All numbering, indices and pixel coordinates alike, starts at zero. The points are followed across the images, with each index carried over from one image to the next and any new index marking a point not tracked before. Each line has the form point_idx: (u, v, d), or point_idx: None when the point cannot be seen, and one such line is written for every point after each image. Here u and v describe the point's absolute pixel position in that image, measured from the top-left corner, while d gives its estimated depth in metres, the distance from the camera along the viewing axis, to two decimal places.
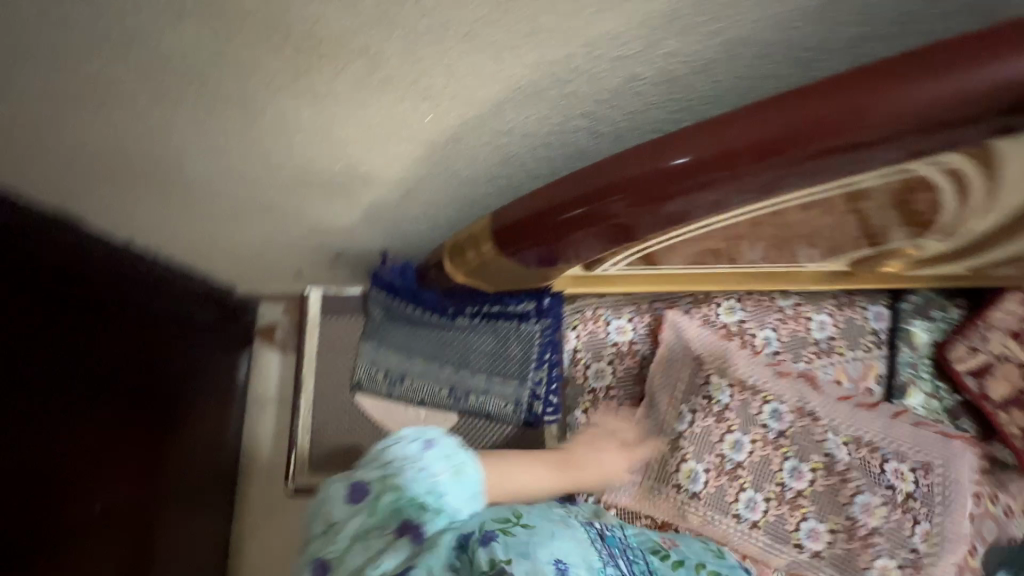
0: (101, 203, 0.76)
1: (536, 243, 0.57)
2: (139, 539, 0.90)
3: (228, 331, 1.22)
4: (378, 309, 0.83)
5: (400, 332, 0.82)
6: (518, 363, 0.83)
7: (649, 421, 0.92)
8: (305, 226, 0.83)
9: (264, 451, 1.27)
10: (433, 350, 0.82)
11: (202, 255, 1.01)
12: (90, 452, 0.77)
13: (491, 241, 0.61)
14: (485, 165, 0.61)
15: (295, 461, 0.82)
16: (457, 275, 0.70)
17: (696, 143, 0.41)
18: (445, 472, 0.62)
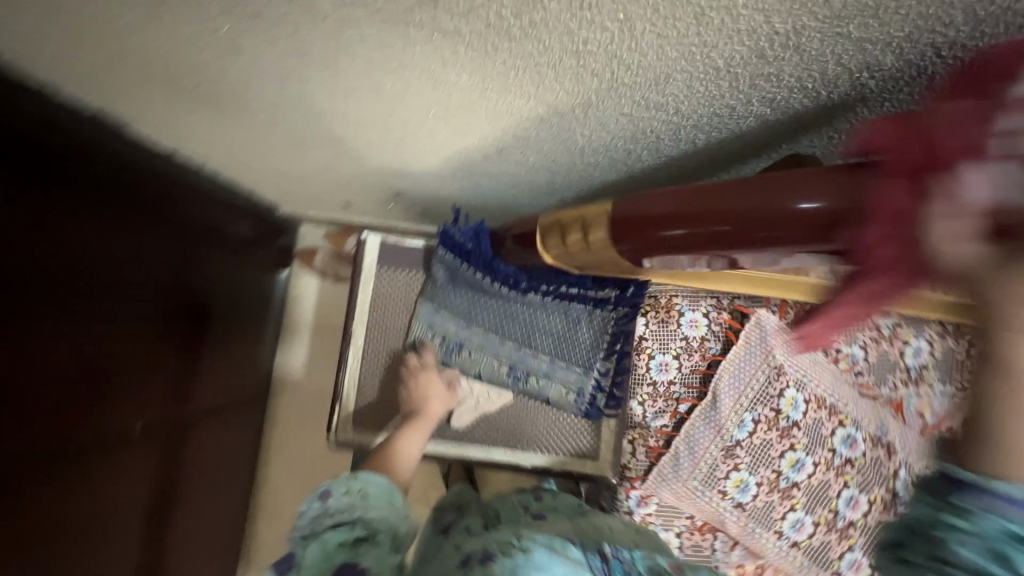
0: (145, 112, 0.66)
1: (644, 250, 0.47)
2: (168, 456, 0.89)
3: (268, 251, 1.16)
4: (441, 271, 0.74)
5: (463, 297, 0.75)
6: (586, 349, 0.76)
7: (706, 422, 0.83)
8: (369, 163, 0.73)
9: (298, 373, 1.28)
10: (496, 322, 0.75)
11: (249, 172, 0.92)
12: (125, 370, 0.75)
13: (607, 232, 0.50)
14: (611, 134, 0.50)
15: (338, 416, 0.77)
16: (547, 257, 0.61)
17: (832, 188, 0.33)
18: (354, 495, 0.56)
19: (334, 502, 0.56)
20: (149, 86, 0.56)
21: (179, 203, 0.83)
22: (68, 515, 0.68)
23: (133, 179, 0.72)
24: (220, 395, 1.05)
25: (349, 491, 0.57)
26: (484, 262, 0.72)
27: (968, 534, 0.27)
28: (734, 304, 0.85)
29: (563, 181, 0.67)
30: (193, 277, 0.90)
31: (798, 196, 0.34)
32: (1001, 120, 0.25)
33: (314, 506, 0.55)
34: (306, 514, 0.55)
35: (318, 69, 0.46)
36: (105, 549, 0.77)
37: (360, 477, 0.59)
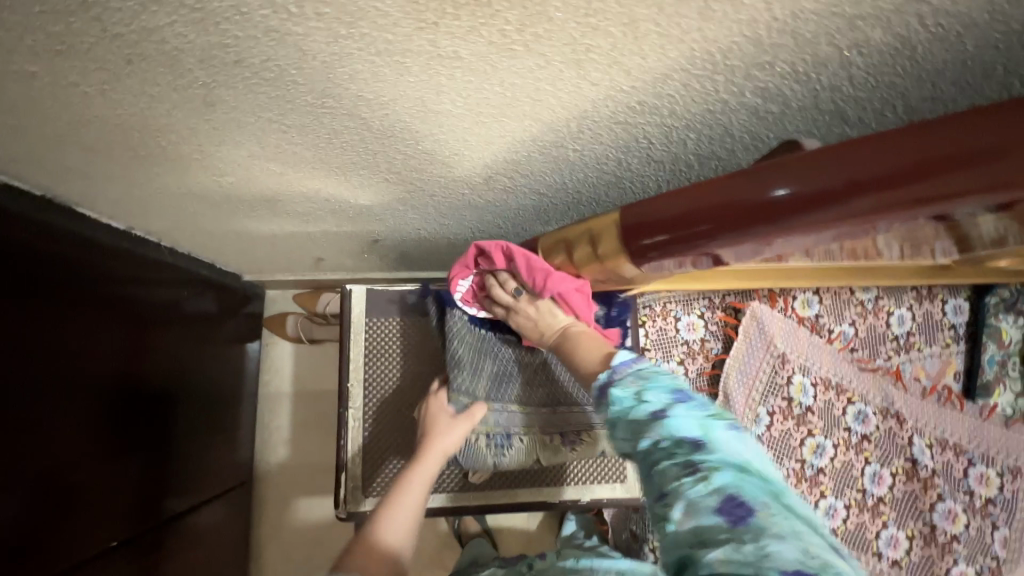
0: (98, 189, 0.61)
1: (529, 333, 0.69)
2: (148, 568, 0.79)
3: (237, 322, 1.09)
4: (461, 344, 0.71)
5: (488, 374, 0.72)
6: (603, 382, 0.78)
7: None
8: (348, 211, 0.70)
9: (282, 449, 1.19)
10: (522, 378, 0.75)
11: (211, 241, 0.87)
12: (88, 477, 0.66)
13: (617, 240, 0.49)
14: (604, 147, 0.51)
15: (347, 484, 0.73)
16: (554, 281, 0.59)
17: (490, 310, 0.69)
18: None
19: None
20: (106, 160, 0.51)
21: (138, 283, 0.76)
22: None
23: (87, 263, 0.66)
24: (201, 489, 0.95)
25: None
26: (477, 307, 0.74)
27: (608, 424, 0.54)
28: (726, 301, 0.87)
29: (551, 202, 0.67)
30: (162, 361, 0.82)
31: (775, 186, 0.39)
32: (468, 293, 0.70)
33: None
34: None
35: (303, 113, 0.44)
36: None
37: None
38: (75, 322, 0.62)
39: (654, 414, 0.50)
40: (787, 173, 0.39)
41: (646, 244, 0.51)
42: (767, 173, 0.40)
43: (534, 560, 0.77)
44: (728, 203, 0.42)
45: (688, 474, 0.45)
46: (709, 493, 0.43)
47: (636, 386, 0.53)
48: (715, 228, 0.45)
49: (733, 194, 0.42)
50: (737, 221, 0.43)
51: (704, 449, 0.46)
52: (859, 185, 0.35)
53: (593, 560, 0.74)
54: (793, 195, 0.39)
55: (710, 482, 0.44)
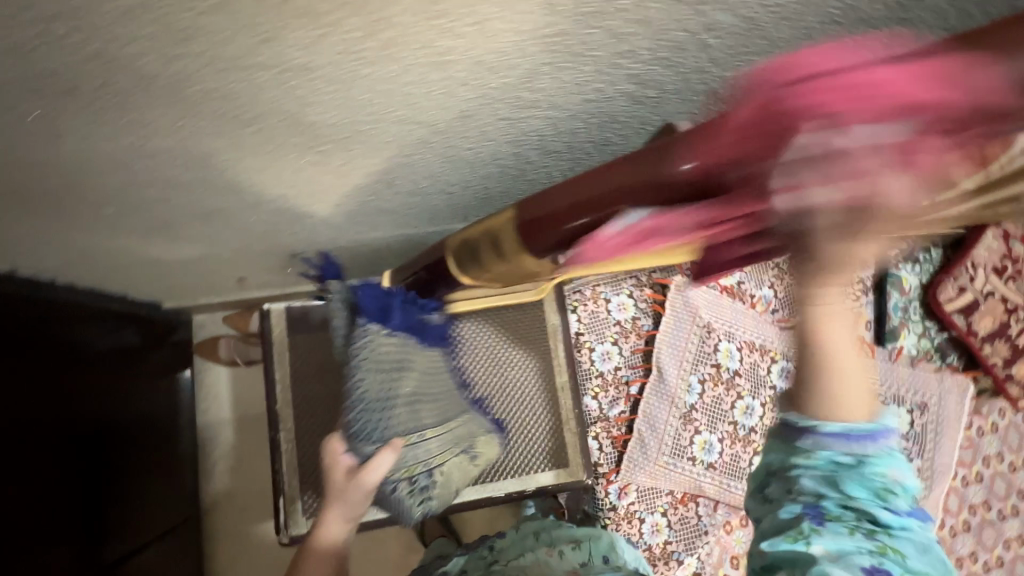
0: None
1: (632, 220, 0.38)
2: None
3: (163, 353, 1.04)
4: (369, 377, 0.57)
5: (396, 403, 0.58)
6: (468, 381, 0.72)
7: (659, 394, 0.85)
8: (254, 228, 0.67)
9: (230, 476, 1.15)
10: (434, 388, 0.63)
11: (115, 272, 0.81)
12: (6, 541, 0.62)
13: (513, 236, 0.48)
14: (497, 142, 0.51)
15: (285, 507, 0.71)
16: (463, 279, 0.58)
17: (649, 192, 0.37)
18: None
19: None
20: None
21: (59, 326, 0.74)
22: None
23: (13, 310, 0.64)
24: (145, 530, 0.92)
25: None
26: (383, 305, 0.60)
27: (807, 465, 0.40)
28: (653, 278, 0.89)
29: (463, 198, 0.66)
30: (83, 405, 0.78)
31: (676, 160, 0.34)
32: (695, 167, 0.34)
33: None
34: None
35: (167, 136, 0.41)
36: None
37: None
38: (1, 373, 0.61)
39: (882, 505, 0.40)
40: (686, 146, 0.34)
41: (572, 228, 0.43)
42: (670, 145, 0.35)
43: (496, 538, 0.79)
44: (637, 182, 0.37)
45: (867, 542, 0.39)
46: (874, 557, 0.39)
47: (893, 476, 0.39)
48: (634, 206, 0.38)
49: (641, 172, 0.37)
50: (655, 200, 0.37)
51: (899, 532, 0.40)
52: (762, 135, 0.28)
53: (551, 533, 0.77)
54: (692, 169, 0.34)
55: (880, 558, 0.39)
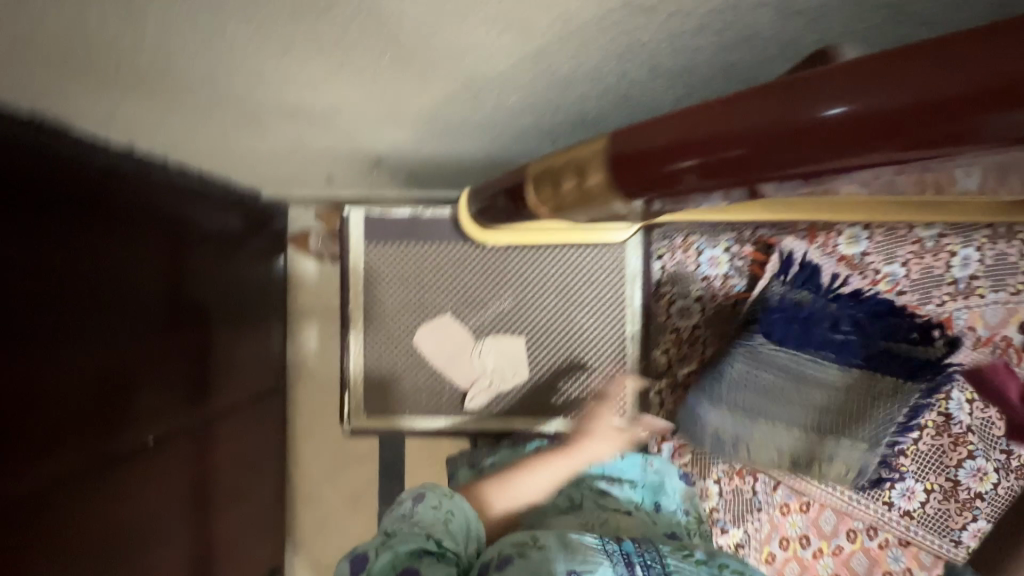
0: (91, 112, 0.59)
1: (743, 151, 0.30)
2: (200, 445, 0.89)
3: (262, 238, 1.12)
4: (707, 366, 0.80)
5: (808, 410, 0.74)
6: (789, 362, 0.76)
7: (758, 364, 0.76)
8: (338, 131, 0.66)
9: (312, 358, 1.25)
10: (770, 395, 0.75)
11: (222, 159, 0.85)
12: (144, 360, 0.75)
13: (608, 168, 0.41)
14: (598, 59, 0.44)
15: (351, 402, 0.78)
16: (544, 208, 0.53)
17: (849, 91, 0.25)
18: (435, 523, 0.58)
19: (425, 509, 0.60)
20: (27, 85, 0.50)
21: (172, 210, 0.81)
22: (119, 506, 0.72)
23: (65, 171, 0.62)
24: (185, 429, 0.85)
25: (440, 507, 0.61)
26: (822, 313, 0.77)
27: None
28: (757, 236, 0.80)
29: (553, 121, 0.60)
30: (129, 301, 0.71)
31: (823, 102, 0.25)
32: (928, 130, 0.22)
33: (407, 505, 0.62)
34: (400, 509, 0.62)
35: (246, 20, 0.38)
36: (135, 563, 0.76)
37: (454, 499, 0.63)
38: (64, 234, 0.61)
39: None
40: (849, 80, 0.25)
41: (664, 170, 0.36)
42: (820, 78, 0.26)
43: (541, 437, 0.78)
44: (766, 122, 0.28)
45: None
46: None
47: None
48: (750, 156, 0.30)
49: (772, 110, 0.28)
50: (777, 155, 0.28)
51: None
52: (964, 99, 0.21)
53: (604, 463, 0.73)
54: (850, 117, 0.25)
55: None
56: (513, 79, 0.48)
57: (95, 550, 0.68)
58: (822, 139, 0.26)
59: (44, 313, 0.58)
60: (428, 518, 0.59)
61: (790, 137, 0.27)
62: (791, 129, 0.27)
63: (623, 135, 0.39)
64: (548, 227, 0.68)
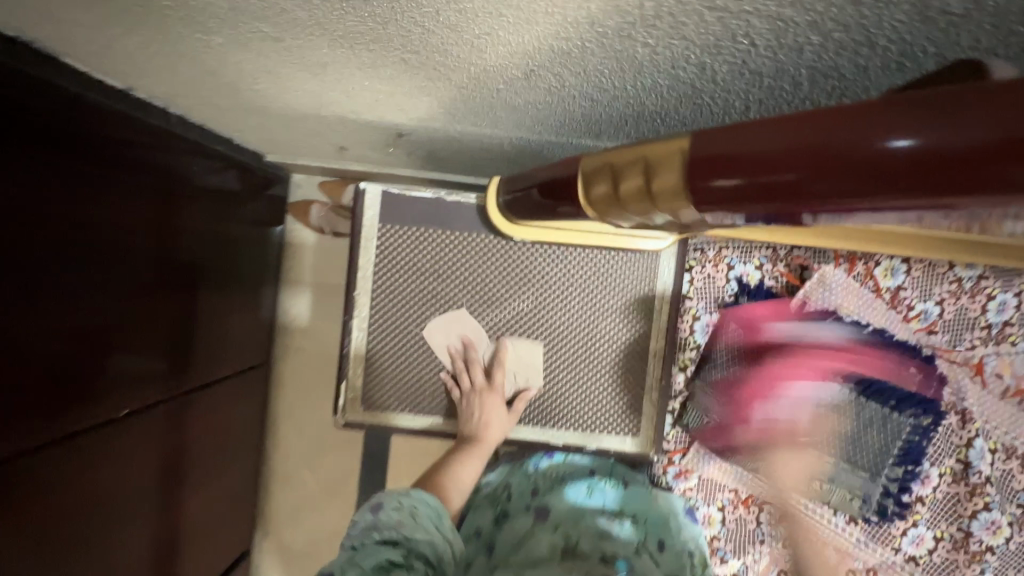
0: (88, 44, 0.52)
1: (801, 173, 0.29)
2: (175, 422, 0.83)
3: (260, 204, 1.04)
4: (723, 389, 0.75)
5: (827, 438, 0.72)
6: (811, 390, 0.72)
7: (779, 389, 0.72)
8: (363, 98, 0.60)
9: (302, 335, 1.19)
10: (789, 419, 0.73)
11: (228, 115, 0.78)
12: (123, 325, 0.68)
13: (690, 171, 0.36)
14: (685, 46, 0.38)
15: (349, 393, 0.71)
16: (595, 208, 0.48)
17: (925, 122, 0.24)
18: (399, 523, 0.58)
19: (385, 514, 0.59)
20: (13, 3, 0.43)
21: (168, 165, 0.74)
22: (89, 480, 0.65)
23: (49, 107, 0.55)
24: (163, 402, 0.79)
25: (400, 507, 0.60)
26: (859, 346, 0.72)
27: None
28: (792, 258, 0.76)
29: (606, 111, 0.55)
30: (112, 259, 0.64)
31: (898, 131, 0.25)
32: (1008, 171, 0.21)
33: (366, 517, 0.60)
34: (356, 527, 0.59)
35: None
36: (100, 544, 0.69)
37: (412, 495, 0.63)
38: (45, 175, 0.54)
39: None
40: (926, 112, 0.24)
41: (722, 185, 0.34)
42: (895, 105, 0.25)
43: (544, 457, 0.76)
44: (831, 142, 0.28)
45: None
46: None
47: None
48: (804, 180, 0.30)
49: (836, 134, 0.27)
50: (835, 179, 0.28)
51: None
52: None
53: (604, 489, 0.72)
54: (920, 151, 0.24)
55: None
56: (580, 59, 0.42)
57: (59, 527, 0.61)
58: (886, 171, 0.26)
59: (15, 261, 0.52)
60: (394, 519, 0.59)
61: (851, 165, 0.27)
62: (851, 156, 0.27)
63: (699, 137, 0.36)
64: (581, 228, 0.65)
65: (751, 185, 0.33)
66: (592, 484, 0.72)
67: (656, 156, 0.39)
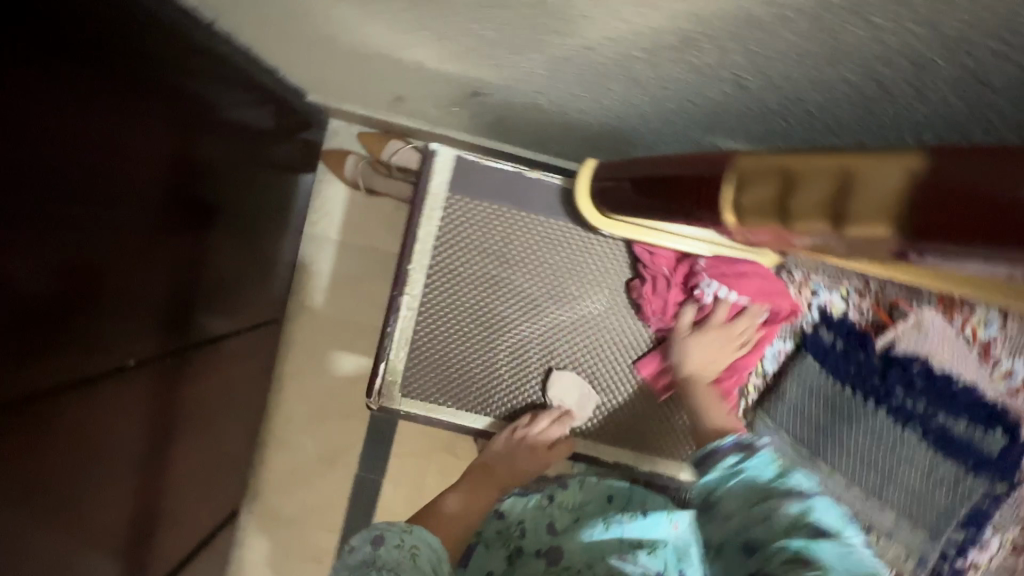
0: None
1: (948, 219, 0.27)
2: (171, 380, 0.74)
3: (294, 147, 0.95)
4: (791, 420, 0.75)
5: (896, 491, 0.67)
6: (886, 438, 0.67)
7: (847, 430, 0.70)
8: (455, 45, 0.51)
9: (318, 294, 1.11)
10: (857, 463, 0.69)
11: (280, 43, 0.69)
12: (123, 269, 0.57)
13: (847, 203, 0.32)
14: (914, 34, 0.31)
15: (384, 380, 0.74)
16: (738, 219, 0.41)
17: None
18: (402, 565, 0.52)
19: (386, 551, 0.53)
20: None
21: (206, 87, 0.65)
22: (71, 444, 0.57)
23: (87, 10, 0.45)
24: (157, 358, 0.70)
25: (403, 544, 0.54)
26: (948, 396, 0.63)
27: None
28: (887, 293, 0.68)
29: (743, 104, 0.47)
30: (126, 190, 0.54)
31: None
32: None
33: (364, 551, 0.53)
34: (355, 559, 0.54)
35: None
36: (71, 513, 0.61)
37: (415, 532, 0.56)
38: (75, 96, 0.45)
39: None
40: None
41: (874, 216, 0.31)
42: None
43: (558, 488, 0.73)
44: (995, 188, 0.25)
45: None
46: None
47: None
48: (940, 229, 0.28)
49: (999, 182, 0.25)
50: (986, 233, 0.26)
51: None
52: None
53: (622, 524, 0.65)
54: None
55: None
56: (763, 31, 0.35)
57: (34, 492, 0.53)
58: None
59: (35, 200, 0.43)
60: (393, 559, 0.53)
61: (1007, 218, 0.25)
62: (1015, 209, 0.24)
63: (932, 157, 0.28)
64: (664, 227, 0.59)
65: (892, 225, 0.30)
66: (607, 518, 0.65)
67: (789, 172, 0.36)
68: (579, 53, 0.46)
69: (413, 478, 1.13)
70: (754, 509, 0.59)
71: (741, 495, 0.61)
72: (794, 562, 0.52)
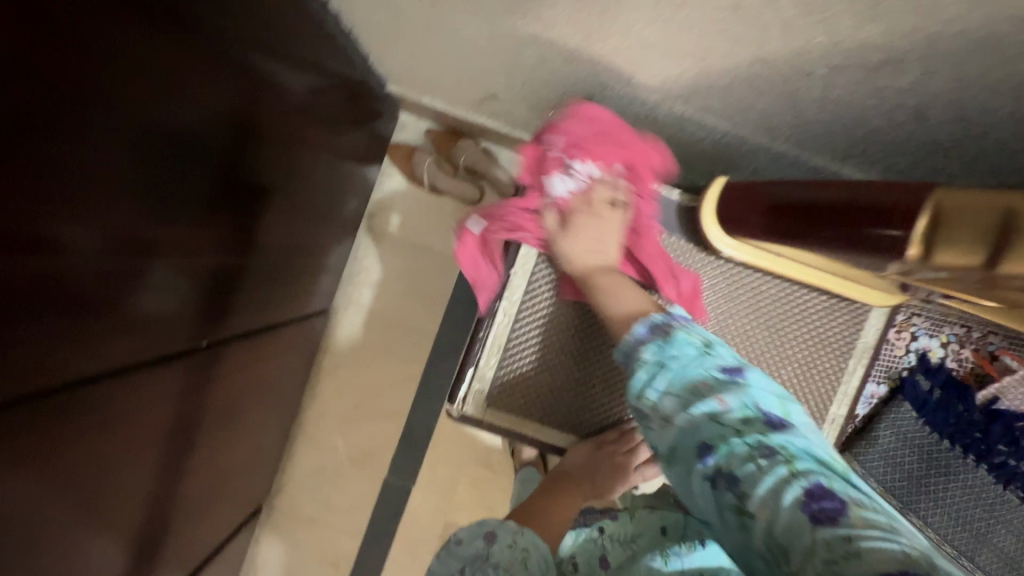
0: None
1: None
2: (230, 367, 0.69)
3: (367, 136, 0.93)
4: (882, 472, 0.71)
5: (993, 556, 0.64)
6: (984, 497, 0.64)
7: (945, 488, 0.67)
8: (600, 46, 0.49)
9: (369, 289, 1.08)
10: (951, 522, 0.66)
11: (388, 27, 0.67)
12: (184, 251, 0.51)
13: None
14: None
15: (472, 390, 0.74)
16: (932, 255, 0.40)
17: None
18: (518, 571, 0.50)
19: (499, 550, 0.52)
20: None
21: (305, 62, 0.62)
22: (129, 434, 0.52)
23: None
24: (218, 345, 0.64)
25: (515, 545, 0.53)
26: None
27: None
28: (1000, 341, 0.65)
29: (905, 132, 0.45)
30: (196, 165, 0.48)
31: None
32: None
33: (477, 546, 0.52)
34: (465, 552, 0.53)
35: None
36: (126, 506, 0.56)
37: (527, 535, 0.55)
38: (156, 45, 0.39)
39: None
40: None
41: None
42: None
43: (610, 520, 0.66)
44: None
45: None
46: None
47: None
48: None
49: None
50: None
51: None
52: None
53: (681, 557, 0.57)
54: None
55: None
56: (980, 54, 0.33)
57: (90, 488, 0.48)
58: None
59: (112, 141, 0.37)
60: (506, 559, 0.51)
61: None
62: None
63: None
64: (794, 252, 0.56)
65: None
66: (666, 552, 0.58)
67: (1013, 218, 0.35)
68: (741, 67, 0.44)
69: (446, 488, 1.09)
70: (690, 407, 0.46)
71: (671, 388, 0.48)
72: (760, 457, 0.41)
